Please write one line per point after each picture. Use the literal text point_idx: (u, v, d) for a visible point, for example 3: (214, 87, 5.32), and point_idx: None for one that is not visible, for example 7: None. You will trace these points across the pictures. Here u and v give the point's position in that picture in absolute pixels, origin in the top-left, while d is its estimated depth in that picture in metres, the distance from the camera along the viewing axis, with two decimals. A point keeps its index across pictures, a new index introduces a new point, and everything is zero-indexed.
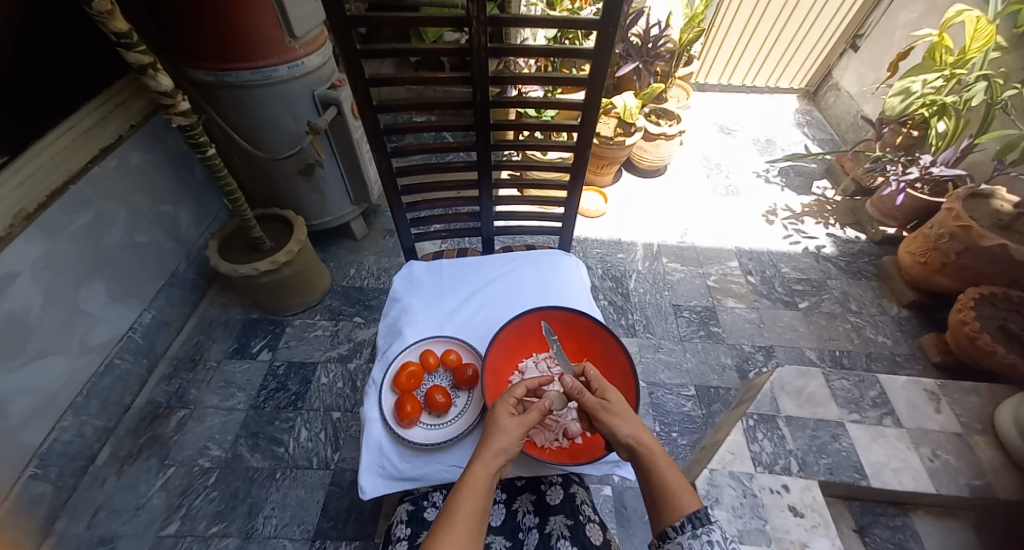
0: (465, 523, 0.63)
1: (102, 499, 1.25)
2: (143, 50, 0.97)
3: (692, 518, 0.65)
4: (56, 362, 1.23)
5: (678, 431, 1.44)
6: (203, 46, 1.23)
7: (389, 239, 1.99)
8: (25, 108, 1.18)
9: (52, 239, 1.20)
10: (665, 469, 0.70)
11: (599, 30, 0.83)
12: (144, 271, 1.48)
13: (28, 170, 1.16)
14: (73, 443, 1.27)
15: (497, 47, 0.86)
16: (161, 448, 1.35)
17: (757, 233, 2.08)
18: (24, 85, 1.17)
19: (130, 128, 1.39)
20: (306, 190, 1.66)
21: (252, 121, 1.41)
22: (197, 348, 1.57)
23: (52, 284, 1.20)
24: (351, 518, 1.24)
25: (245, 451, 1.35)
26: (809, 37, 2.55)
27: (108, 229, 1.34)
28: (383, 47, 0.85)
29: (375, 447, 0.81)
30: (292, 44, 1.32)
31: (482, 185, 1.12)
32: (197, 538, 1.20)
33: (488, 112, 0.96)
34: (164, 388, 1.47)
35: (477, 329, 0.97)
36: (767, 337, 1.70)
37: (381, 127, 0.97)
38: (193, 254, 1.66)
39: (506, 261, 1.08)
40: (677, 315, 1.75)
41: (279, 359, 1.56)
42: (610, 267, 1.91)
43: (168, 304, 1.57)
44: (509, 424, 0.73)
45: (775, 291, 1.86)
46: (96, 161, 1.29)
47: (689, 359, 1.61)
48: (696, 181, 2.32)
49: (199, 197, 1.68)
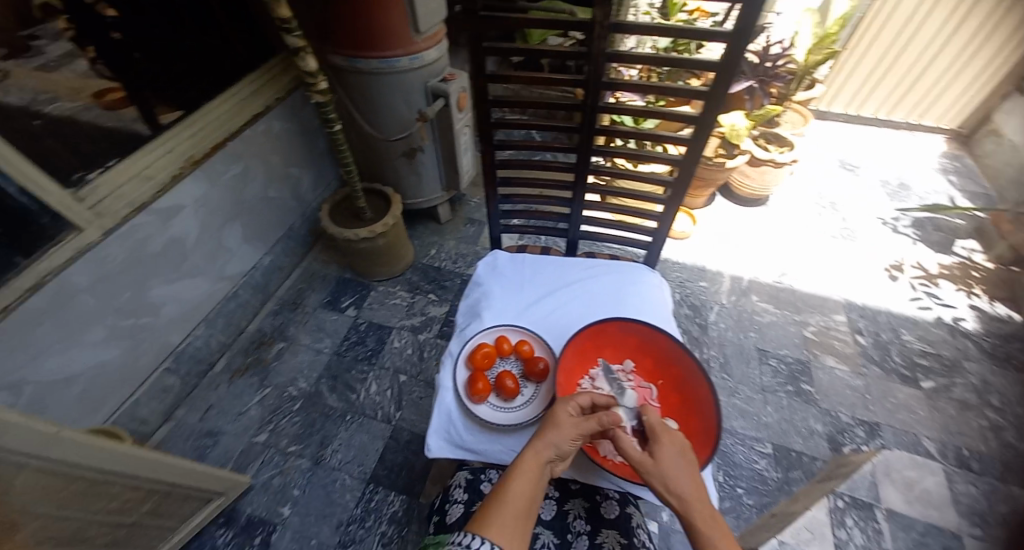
0: (514, 503, 0.67)
1: (215, 399, 1.46)
2: (299, 35, 1.10)
3: None
4: (200, 282, 1.44)
5: (744, 487, 1.37)
6: (341, 34, 1.38)
7: (469, 227, 2.07)
8: (198, 72, 1.40)
9: (210, 182, 1.40)
10: (718, 531, 0.64)
11: (727, 44, 0.81)
12: (271, 219, 1.69)
13: (200, 122, 1.36)
14: (201, 349, 1.48)
15: (612, 54, 0.88)
16: (262, 370, 1.53)
17: (878, 290, 1.89)
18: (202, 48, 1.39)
19: (276, 100, 1.58)
20: (405, 172, 1.78)
21: (371, 104, 1.55)
22: (298, 294, 1.76)
23: (206, 220, 1.42)
24: (402, 473, 1.33)
25: (324, 390, 1.50)
26: (965, 73, 2.25)
27: (249, 182, 1.55)
28: (506, 47, 0.90)
29: (445, 413, 0.87)
30: (415, 38, 1.43)
31: (576, 188, 1.14)
32: (278, 451, 1.36)
33: (594, 116, 0.98)
34: (271, 320, 1.67)
35: (552, 326, 0.99)
36: (872, 412, 1.54)
37: (490, 121, 1.03)
38: (307, 214, 1.86)
39: (588, 265, 1.09)
40: (762, 361, 1.65)
41: (362, 318, 1.70)
42: (689, 294, 1.85)
43: (283, 253, 1.77)
44: (563, 421, 0.75)
45: (892, 360, 1.67)
46: (248, 124, 1.48)
47: (769, 413, 1.52)
48: (808, 219, 2.15)
49: (319, 165, 1.86)
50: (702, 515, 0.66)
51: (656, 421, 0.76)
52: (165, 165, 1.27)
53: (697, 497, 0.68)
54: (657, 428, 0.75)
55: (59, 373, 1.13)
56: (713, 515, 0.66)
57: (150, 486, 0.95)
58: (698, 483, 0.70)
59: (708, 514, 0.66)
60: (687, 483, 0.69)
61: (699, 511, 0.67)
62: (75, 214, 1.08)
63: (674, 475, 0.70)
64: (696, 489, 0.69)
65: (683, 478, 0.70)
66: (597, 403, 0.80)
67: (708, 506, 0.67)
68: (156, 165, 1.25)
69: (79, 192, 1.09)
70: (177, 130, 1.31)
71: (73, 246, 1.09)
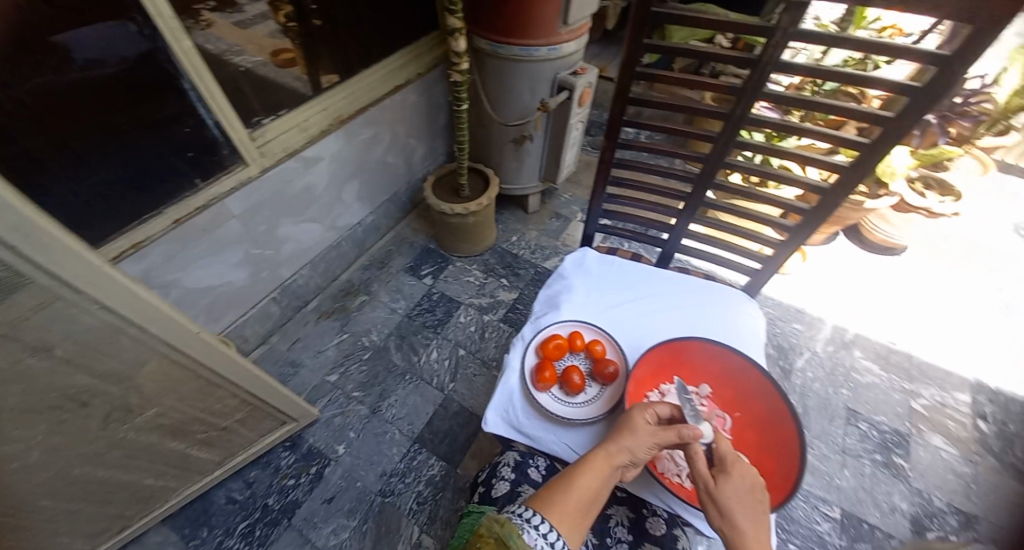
0: (577, 496, 0.65)
1: (302, 334, 1.62)
2: (459, 17, 1.17)
3: None
4: (315, 228, 1.61)
5: (797, 546, 1.22)
6: (494, 19, 1.42)
7: (554, 222, 2.06)
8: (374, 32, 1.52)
9: (347, 140, 1.54)
10: None
11: (935, 69, 0.70)
12: (382, 182, 1.82)
13: (355, 88, 1.51)
14: (301, 288, 1.65)
15: (785, 66, 0.80)
16: (344, 317, 1.67)
17: (1015, 374, 1.58)
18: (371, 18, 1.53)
19: (417, 76, 1.69)
20: (509, 157, 1.81)
21: (499, 88, 1.59)
22: (387, 255, 1.89)
23: (335, 172, 1.57)
24: (445, 440, 1.39)
25: (391, 347, 1.60)
26: None
27: (376, 145, 1.68)
28: (672, 45, 0.86)
29: (506, 392, 0.88)
30: (561, 28, 1.43)
31: (692, 199, 1.08)
32: (342, 395, 1.47)
33: (739, 129, 0.91)
34: (360, 274, 1.81)
35: (630, 333, 0.96)
36: (974, 502, 1.31)
37: (624, 118, 1.00)
38: (412, 182, 1.98)
39: (681, 280, 1.03)
40: (849, 423, 1.45)
41: (436, 289, 1.78)
42: (779, 334, 1.67)
43: (384, 214, 1.90)
44: (639, 426, 0.73)
45: (1011, 456, 1.39)
46: (392, 95, 1.62)
47: (845, 479, 1.33)
48: (945, 281, 1.83)
49: (434, 137, 1.97)
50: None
51: (727, 452, 0.71)
52: (319, 121, 1.43)
53: (755, 538, 0.62)
54: (726, 457, 0.70)
55: (201, 283, 1.31)
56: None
57: (237, 393, 1.06)
58: (762, 526, 0.64)
59: None
60: (749, 521, 0.64)
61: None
62: (247, 151, 1.26)
63: (735, 507, 0.65)
64: (758, 531, 0.63)
65: (754, 516, 0.64)
66: (675, 416, 0.76)
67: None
68: (313, 119, 1.41)
69: (254, 132, 1.27)
70: (336, 91, 1.46)
71: (238, 177, 1.26)
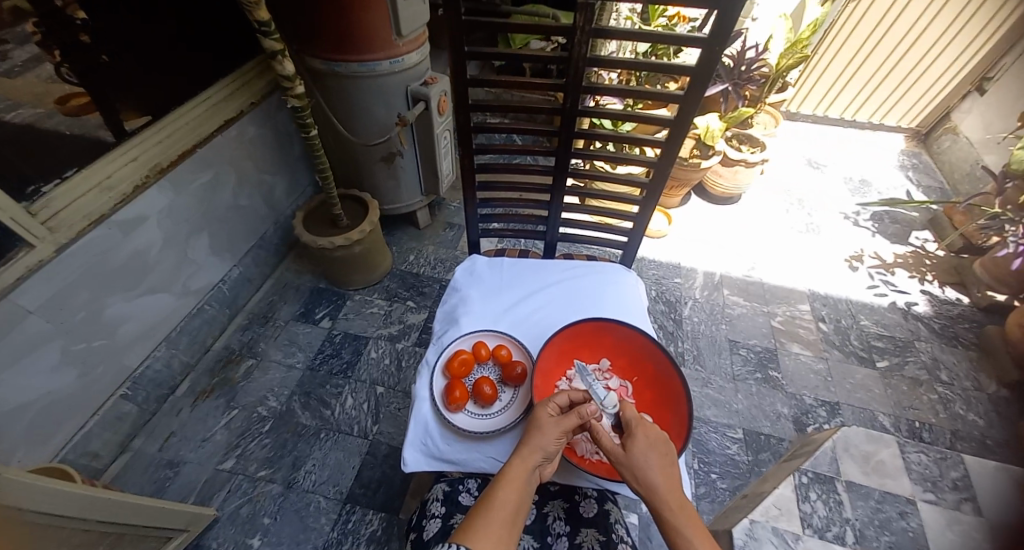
0: (499, 514, 0.66)
1: (176, 426, 1.40)
2: (276, 38, 1.07)
3: None
4: (163, 299, 1.39)
5: (718, 473, 1.37)
6: (324, 38, 1.35)
7: (449, 232, 2.05)
8: (175, 67, 1.36)
9: (176, 191, 1.35)
10: (688, 525, 0.68)
11: (704, 48, 0.81)
12: (242, 230, 1.64)
13: (167, 130, 1.32)
14: (161, 372, 1.43)
15: (595, 59, 0.87)
16: (229, 390, 1.48)
17: (836, 279, 1.94)
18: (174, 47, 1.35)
19: (250, 105, 1.55)
20: (384, 176, 1.75)
21: (350, 108, 1.52)
22: (270, 307, 1.72)
23: (170, 230, 1.36)
24: (381, 489, 1.30)
25: (297, 407, 1.46)
26: (928, 74, 2.33)
27: (219, 190, 1.50)
28: (491, 51, 0.89)
29: (421, 424, 0.85)
30: (397, 41, 1.40)
31: (555, 190, 1.13)
32: (246, 478, 1.31)
33: (574, 120, 0.97)
34: (239, 337, 1.62)
35: (531, 329, 0.98)
36: (833, 392, 1.58)
37: (471, 125, 1.01)
38: (280, 222, 1.82)
39: (567, 267, 1.09)
40: (732, 352, 1.67)
41: (337, 329, 1.67)
42: (665, 290, 1.86)
43: (253, 264, 1.72)
44: (546, 422, 0.75)
45: (850, 344, 1.72)
46: (220, 131, 1.45)
47: (740, 401, 1.53)
48: (775, 215, 2.19)
49: (294, 169, 1.83)
50: (676, 503, 0.69)
51: (632, 416, 0.76)
52: (128, 176, 1.23)
53: (669, 491, 0.69)
54: (631, 421, 0.75)
55: (5, 403, 1.06)
56: (686, 503, 0.70)
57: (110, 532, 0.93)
58: (673, 476, 0.71)
59: (679, 506, 0.69)
60: (661, 476, 0.70)
61: (675, 498, 0.70)
62: (30, 229, 1.03)
63: (646, 468, 0.71)
64: (671, 483, 0.70)
65: (662, 468, 0.71)
66: (574, 400, 0.80)
67: (681, 500, 0.70)
68: (118, 174, 1.21)
69: (32, 205, 1.04)
70: (142, 138, 1.27)
71: (24, 263, 1.03)
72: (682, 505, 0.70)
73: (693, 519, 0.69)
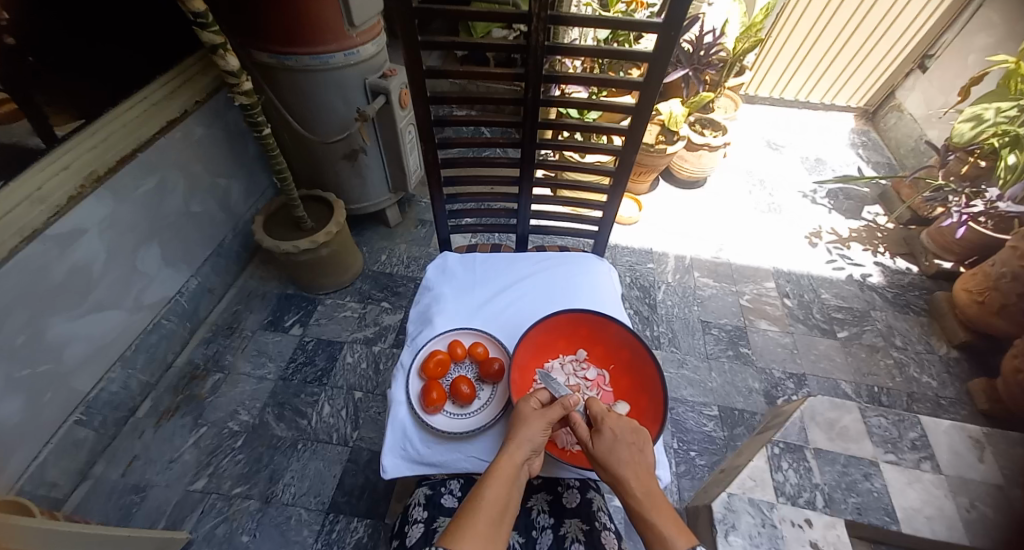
0: (488, 510, 0.65)
1: (139, 449, 1.33)
2: (217, 30, 1.02)
3: None
4: (113, 315, 1.32)
5: (697, 450, 1.41)
6: (271, 29, 1.28)
7: (421, 229, 2.02)
8: (104, 68, 1.27)
9: (118, 200, 1.27)
10: (655, 509, 0.69)
11: (661, 34, 0.81)
12: (197, 239, 1.56)
13: (101, 135, 1.24)
14: (118, 394, 1.35)
15: (554, 46, 0.86)
16: (196, 407, 1.42)
17: (798, 255, 2.01)
18: (104, 46, 1.26)
19: (195, 104, 1.46)
20: (348, 175, 1.70)
21: (306, 104, 1.46)
22: (235, 317, 1.65)
23: (114, 243, 1.28)
24: (365, 496, 1.28)
25: (270, 420, 1.41)
26: (874, 54, 2.43)
27: (168, 197, 1.42)
28: (446, 40, 0.86)
29: (399, 429, 0.83)
30: (350, 32, 1.36)
31: (523, 181, 1.12)
32: (220, 496, 1.26)
33: (537, 109, 0.96)
34: (203, 350, 1.55)
35: (506, 324, 0.97)
36: (800, 364, 1.64)
37: (431, 118, 0.98)
38: (239, 228, 1.74)
39: (539, 259, 1.08)
40: (705, 332, 1.71)
41: (309, 335, 1.62)
42: (639, 276, 1.89)
43: (213, 273, 1.64)
44: (530, 416, 0.75)
45: (813, 317, 1.79)
46: (163, 132, 1.37)
47: (714, 379, 1.58)
48: (738, 197, 2.25)
49: (250, 172, 1.75)
50: (643, 491, 0.70)
51: (600, 410, 0.77)
52: (61, 185, 1.14)
53: (636, 478, 0.70)
54: (598, 415, 0.77)
55: None
56: (654, 490, 0.71)
57: None
58: (642, 463, 0.72)
59: (648, 493, 0.70)
60: (627, 465, 0.71)
61: (642, 485, 0.70)
62: None
63: (614, 458, 0.72)
64: (638, 470, 0.71)
65: (630, 457, 0.72)
66: (556, 395, 0.81)
67: (648, 485, 0.71)
68: (49, 186, 1.13)
69: None
70: (73, 145, 1.19)
71: None
72: (649, 492, 0.70)
73: (660, 505, 0.69)
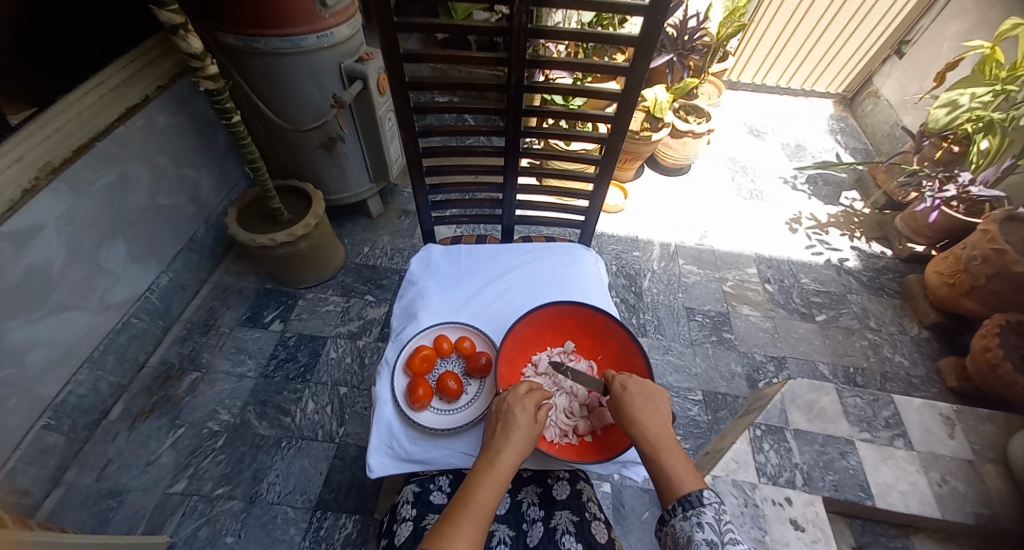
0: (473, 522, 0.62)
1: (113, 453, 1.28)
2: (175, 10, 0.95)
3: (684, 500, 0.63)
4: (77, 316, 1.26)
5: (682, 435, 1.42)
6: (238, 10, 1.22)
7: (404, 220, 1.98)
8: (51, 51, 1.18)
9: (76, 194, 1.20)
10: (669, 452, 0.68)
11: (645, 17, 0.79)
12: (165, 234, 1.50)
13: (55, 124, 1.16)
14: (88, 397, 1.30)
15: (536, 29, 0.83)
16: (172, 408, 1.37)
17: (778, 241, 2.04)
18: (50, 28, 1.18)
19: (156, 89, 1.39)
20: (326, 164, 1.65)
21: (279, 90, 1.40)
22: (211, 314, 1.59)
23: (74, 239, 1.22)
24: (352, 492, 1.26)
25: (252, 418, 1.37)
26: (852, 40, 2.45)
27: (132, 190, 1.35)
28: (422, 22, 0.82)
29: (385, 427, 0.81)
30: (322, 13, 1.30)
31: (507, 170, 1.09)
32: (202, 498, 1.23)
33: (520, 96, 0.94)
34: (178, 349, 1.50)
35: (493, 318, 0.96)
36: (780, 347, 1.67)
37: (410, 105, 0.95)
38: (212, 221, 1.68)
39: (525, 251, 1.06)
40: (689, 318, 1.73)
41: (290, 331, 1.58)
42: (625, 264, 1.89)
43: (185, 268, 1.58)
44: (522, 421, 0.71)
45: (793, 301, 1.82)
46: (123, 119, 1.29)
47: (698, 364, 1.60)
48: (719, 183, 2.26)
49: (221, 163, 1.68)
50: (657, 435, 0.69)
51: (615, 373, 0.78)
52: (14, 178, 1.07)
53: (650, 424, 0.70)
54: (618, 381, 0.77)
55: None
56: (668, 435, 0.70)
57: None
58: (655, 412, 0.72)
59: (662, 438, 0.69)
60: (643, 414, 0.71)
61: (656, 430, 0.70)
62: None
63: (629, 407, 0.72)
64: (652, 416, 0.71)
65: (643, 405, 0.73)
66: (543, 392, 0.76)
67: (662, 430, 0.70)
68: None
69: None
70: (23, 136, 1.11)
71: None
72: (663, 436, 0.70)
73: (671, 447, 0.69)
